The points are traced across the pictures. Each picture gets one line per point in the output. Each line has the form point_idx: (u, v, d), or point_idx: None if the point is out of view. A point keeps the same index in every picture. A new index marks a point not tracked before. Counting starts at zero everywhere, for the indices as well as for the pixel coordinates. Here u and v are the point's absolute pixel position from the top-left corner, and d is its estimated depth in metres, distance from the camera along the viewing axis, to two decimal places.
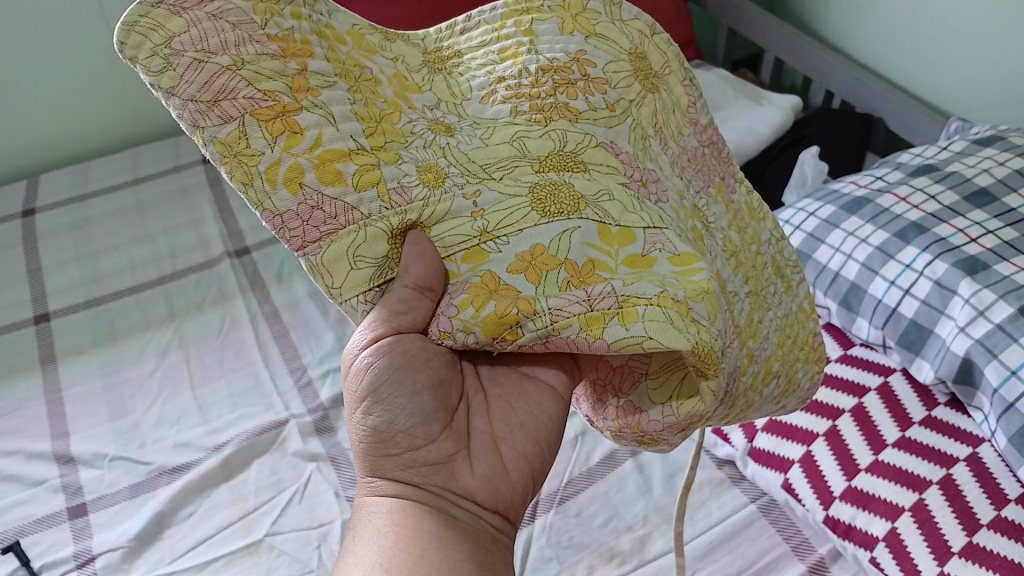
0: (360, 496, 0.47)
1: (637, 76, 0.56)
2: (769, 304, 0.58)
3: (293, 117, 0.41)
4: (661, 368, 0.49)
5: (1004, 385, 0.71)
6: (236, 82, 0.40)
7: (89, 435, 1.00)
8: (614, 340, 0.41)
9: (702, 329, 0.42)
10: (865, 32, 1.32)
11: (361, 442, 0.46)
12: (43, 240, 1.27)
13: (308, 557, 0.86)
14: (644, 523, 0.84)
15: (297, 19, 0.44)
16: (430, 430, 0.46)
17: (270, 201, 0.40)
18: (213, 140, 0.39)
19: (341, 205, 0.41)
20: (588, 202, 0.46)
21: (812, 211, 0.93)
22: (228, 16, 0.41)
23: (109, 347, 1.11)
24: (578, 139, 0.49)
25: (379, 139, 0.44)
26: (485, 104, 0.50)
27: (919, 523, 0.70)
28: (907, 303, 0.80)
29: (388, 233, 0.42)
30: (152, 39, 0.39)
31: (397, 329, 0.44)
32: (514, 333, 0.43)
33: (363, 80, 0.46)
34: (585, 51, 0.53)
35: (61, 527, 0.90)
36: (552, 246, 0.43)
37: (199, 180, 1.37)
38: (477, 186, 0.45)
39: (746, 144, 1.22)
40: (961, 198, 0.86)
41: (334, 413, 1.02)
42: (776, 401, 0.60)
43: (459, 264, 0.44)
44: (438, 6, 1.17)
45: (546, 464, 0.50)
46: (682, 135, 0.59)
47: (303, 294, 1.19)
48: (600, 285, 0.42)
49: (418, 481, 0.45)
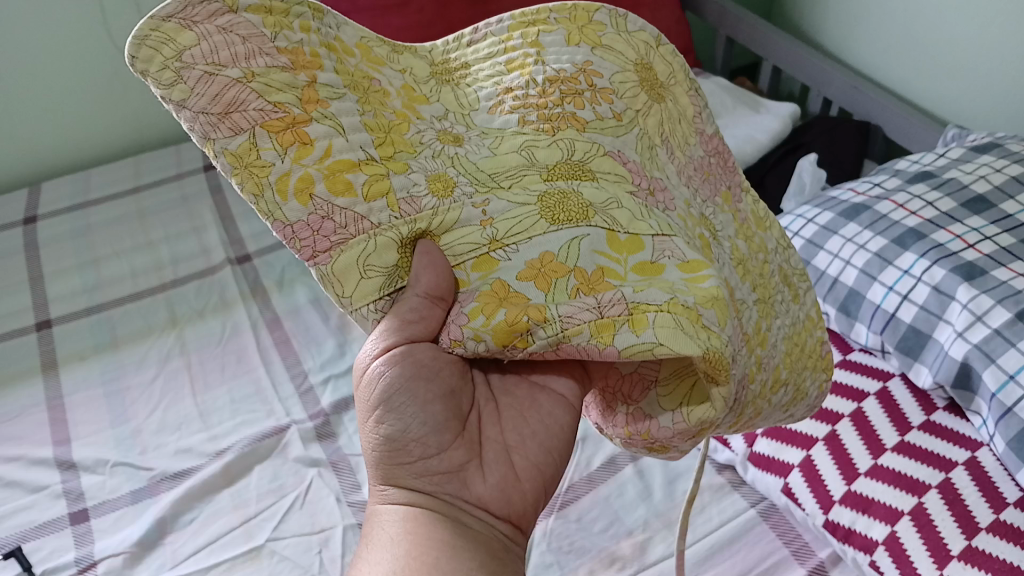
0: (371, 504, 0.47)
1: (643, 86, 0.56)
2: (776, 311, 0.59)
3: (303, 129, 0.41)
4: (671, 375, 0.49)
5: (1003, 390, 0.72)
6: (247, 94, 0.40)
7: (90, 441, 1.00)
8: (625, 346, 0.41)
9: (712, 334, 0.43)
10: (863, 41, 1.33)
11: (373, 451, 0.46)
12: (46, 248, 1.27)
13: (309, 562, 0.86)
14: (645, 528, 0.85)
15: (306, 32, 0.44)
16: (442, 438, 0.46)
17: (281, 212, 0.40)
18: (223, 152, 0.40)
19: (351, 215, 0.42)
20: (597, 209, 0.46)
21: (810, 218, 0.94)
22: (238, 29, 0.41)
23: (111, 354, 1.11)
24: (585, 149, 0.49)
25: (388, 150, 0.44)
26: (493, 114, 0.51)
27: (918, 527, 0.71)
28: (906, 308, 0.81)
29: (398, 242, 0.43)
30: (163, 53, 0.39)
31: (409, 338, 0.45)
32: (525, 341, 0.43)
33: (371, 92, 0.46)
34: (590, 62, 0.54)
35: (63, 532, 0.90)
36: (561, 253, 0.44)
37: (201, 188, 1.38)
38: (485, 196, 0.45)
39: (744, 151, 1.23)
40: (959, 205, 0.87)
41: (336, 419, 1.02)
42: (784, 409, 0.60)
43: (468, 273, 0.44)
44: (439, 17, 1.18)
45: (557, 473, 0.50)
46: (687, 144, 0.60)
47: (304, 301, 1.19)
48: (609, 292, 0.43)
49: (430, 489, 0.46)
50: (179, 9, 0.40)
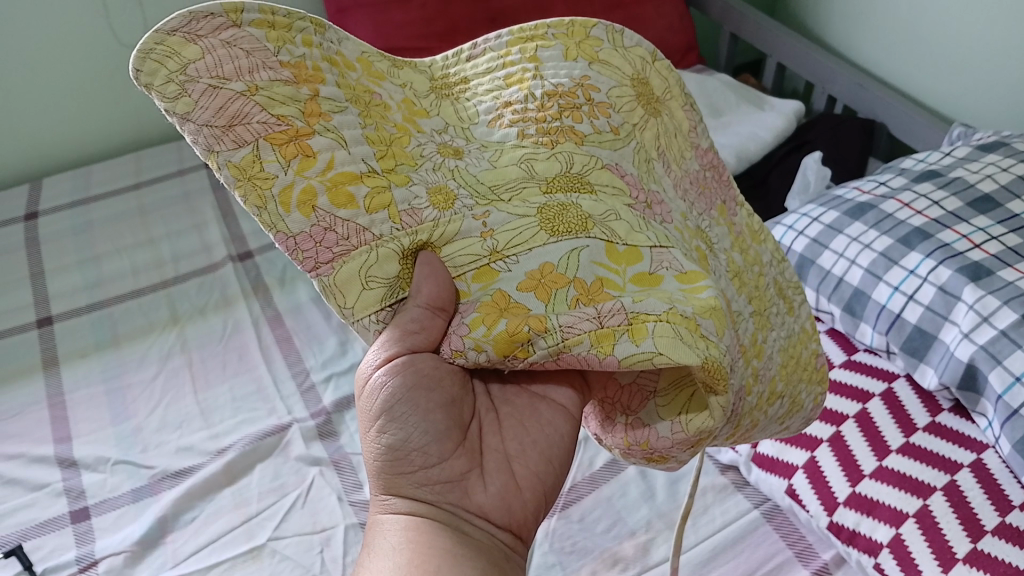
0: (372, 515, 0.47)
1: (640, 101, 0.56)
2: (772, 323, 0.58)
3: (305, 141, 0.41)
4: (670, 385, 0.48)
5: (1009, 392, 0.71)
6: (250, 107, 0.40)
7: (91, 439, 1.00)
8: (625, 356, 0.41)
9: (711, 344, 0.42)
10: (867, 38, 1.33)
11: (374, 460, 0.46)
12: (47, 244, 1.27)
13: (310, 562, 0.86)
14: (647, 529, 0.84)
15: (308, 46, 0.44)
16: (444, 448, 0.46)
17: (284, 223, 0.40)
18: (227, 164, 0.39)
19: (353, 226, 0.41)
20: (596, 221, 0.46)
21: (815, 217, 0.93)
22: (242, 44, 0.41)
23: (112, 351, 1.11)
24: (584, 162, 0.49)
25: (389, 161, 0.44)
26: (492, 128, 0.50)
27: (923, 529, 0.70)
28: (912, 309, 0.80)
29: (400, 253, 0.42)
30: (167, 66, 0.39)
31: (410, 349, 0.44)
32: (525, 351, 0.43)
33: (372, 106, 0.46)
34: (588, 76, 0.53)
35: (64, 531, 0.90)
36: (560, 263, 0.44)
37: (202, 184, 1.37)
38: (486, 208, 0.45)
39: (748, 149, 1.22)
40: (965, 204, 0.86)
41: (337, 418, 1.02)
42: (779, 421, 0.60)
43: (469, 284, 0.43)
44: (441, 12, 1.19)
45: (558, 483, 0.50)
46: (683, 158, 0.59)
47: (306, 299, 1.19)
48: (609, 302, 0.43)
49: (432, 498, 0.45)
50: (184, 23, 0.40)
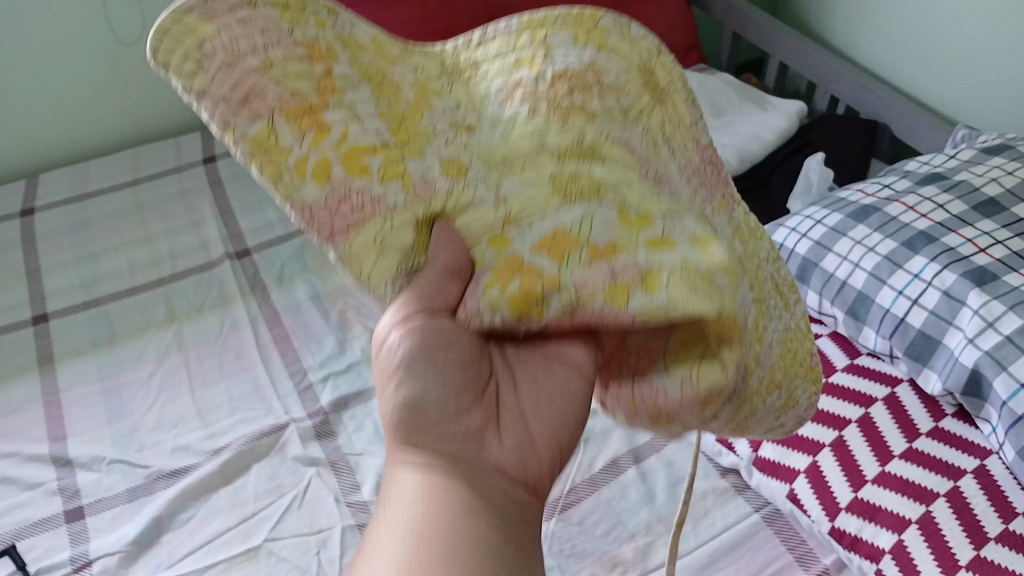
0: (387, 469, 0.44)
1: (648, 87, 0.51)
2: (771, 316, 0.55)
3: (320, 115, 0.39)
4: (683, 343, 0.44)
5: (1014, 398, 0.71)
6: (265, 83, 0.39)
7: (87, 438, 0.99)
8: (638, 307, 0.40)
9: (722, 293, 0.41)
10: (870, 39, 1.32)
11: (392, 417, 0.44)
12: (43, 240, 1.26)
13: (307, 563, 0.85)
14: (647, 532, 0.83)
15: (321, 28, 0.42)
16: (459, 402, 0.44)
17: (299, 193, 0.38)
18: (243, 139, 0.38)
19: (367, 196, 0.39)
20: (607, 186, 0.44)
21: (818, 219, 0.92)
22: (257, 22, 0.40)
23: (109, 349, 1.10)
24: (595, 137, 0.45)
25: (403, 135, 0.42)
26: (503, 108, 0.46)
27: (926, 535, 0.69)
28: (916, 313, 0.80)
29: (415, 221, 0.41)
30: (185, 44, 0.38)
31: (425, 306, 0.42)
32: (538, 309, 0.41)
33: (385, 87, 0.43)
34: (596, 60, 0.48)
35: (58, 531, 0.89)
36: (573, 225, 0.42)
37: (200, 181, 1.36)
38: (498, 176, 0.43)
39: (750, 149, 1.22)
40: (969, 208, 0.85)
41: (335, 418, 1.01)
42: (774, 414, 0.57)
43: (483, 250, 0.42)
44: (442, 11, 1.18)
45: (572, 443, 0.47)
46: (686, 150, 0.53)
47: (304, 297, 1.18)
48: (620, 256, 0.41)
49: (450, 452, 0.43)
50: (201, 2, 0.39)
